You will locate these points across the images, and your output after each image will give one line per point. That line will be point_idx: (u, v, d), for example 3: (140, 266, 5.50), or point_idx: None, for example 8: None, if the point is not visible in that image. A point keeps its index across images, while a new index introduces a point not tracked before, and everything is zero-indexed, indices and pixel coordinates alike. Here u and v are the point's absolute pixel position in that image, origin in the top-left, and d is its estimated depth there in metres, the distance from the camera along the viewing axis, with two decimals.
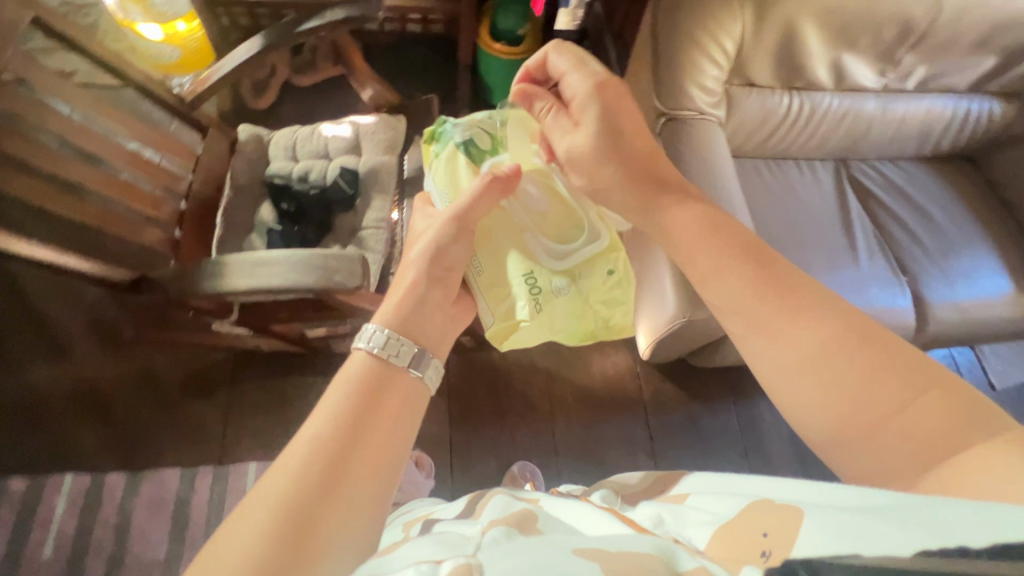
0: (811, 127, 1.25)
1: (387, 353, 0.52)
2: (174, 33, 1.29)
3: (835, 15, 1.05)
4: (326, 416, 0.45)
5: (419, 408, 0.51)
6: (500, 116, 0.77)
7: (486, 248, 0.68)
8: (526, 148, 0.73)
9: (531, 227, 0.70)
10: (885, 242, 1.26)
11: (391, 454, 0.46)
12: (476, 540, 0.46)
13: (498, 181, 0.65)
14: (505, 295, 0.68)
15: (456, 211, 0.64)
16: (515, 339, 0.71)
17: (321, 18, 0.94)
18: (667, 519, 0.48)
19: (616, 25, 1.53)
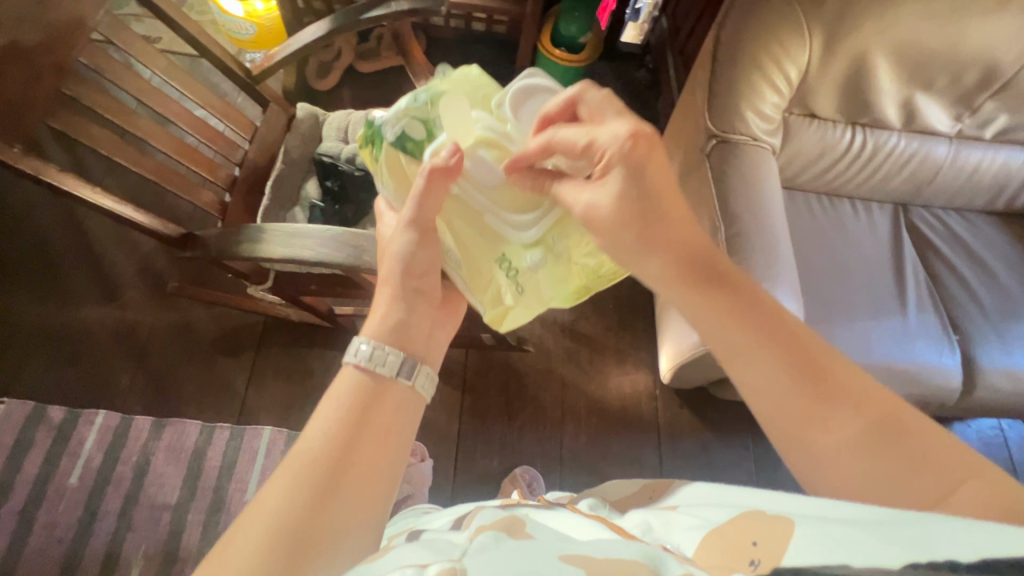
0: (872, 166, 1.20)
1: (373, 363, 0.54)
2: (253, 10, 1.36)
3: (913, 51, 1.00)
4: (322, 431, 0.49)
5: (414, 417, 0.55)
6: (428, 94, 0.64)
7: (455, 243, 0.66)
8: (468, 126, 0.63)
9: (492, 206, 0.64)
10: (939, 295, 1.19)
11: (385, 462, 0.50)
12: (464, 547, 0.45)
13: (441, 169, 0.59)
14: (486, 281, 0.69)
15: (410, 214, 0.62)
16: (513, 318, 0.74)
17: (387, 7, 0.97)
18: (655, 527, 0.52)
19: (680, 42, 1.51)
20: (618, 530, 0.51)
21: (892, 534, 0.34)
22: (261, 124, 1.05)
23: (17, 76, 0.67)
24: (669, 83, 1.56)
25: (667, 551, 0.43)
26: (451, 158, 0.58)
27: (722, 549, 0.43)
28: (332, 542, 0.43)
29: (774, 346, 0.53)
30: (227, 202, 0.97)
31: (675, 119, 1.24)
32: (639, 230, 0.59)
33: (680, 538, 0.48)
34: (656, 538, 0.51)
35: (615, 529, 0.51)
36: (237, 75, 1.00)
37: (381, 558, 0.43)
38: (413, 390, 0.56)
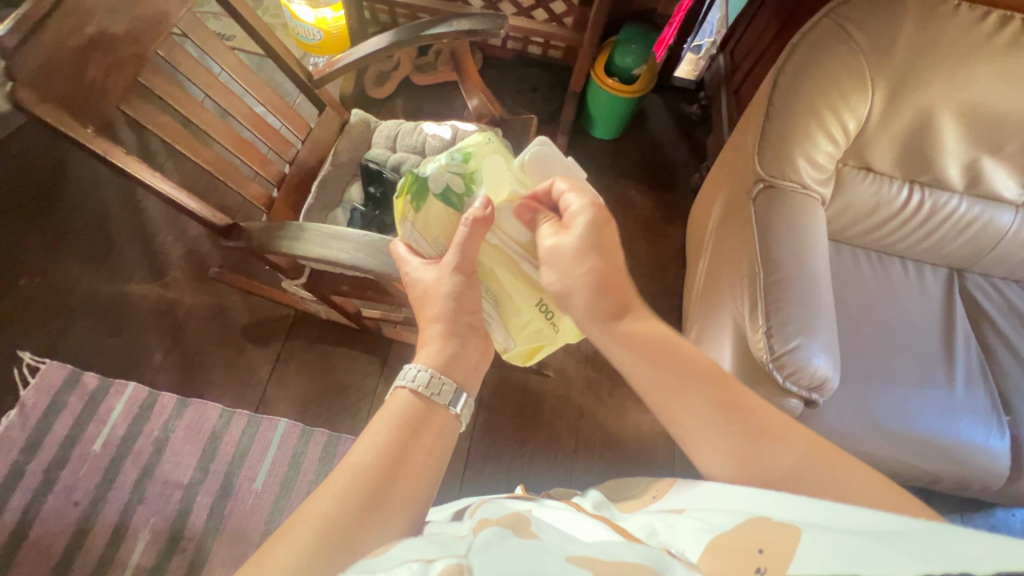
0: (926, 227, 1.14)
1: (429, 391, 0.62)
2: (322, 18, 1.43)
3: (980, 112, 0.97)
4: (369, 446, 0.56)
5: (448, 438, 0.62)
6: (461, 155, 0.76)
7: (490, 284, 0.73)
8: (500, 185, 0.74)
9: (525, 254, 0.73)
10: (992, 370, 1.12)
11: (424, 476, 0.56)
12: (470, 541, 0.46)
13: (481, 219, 0.68)
14: (523, 324, 0.74)
15: (455, 259, 0.69)
16: (541, 355, 0.79)
17: (448, 26, 0.99)
18: (660, 528, 0.52)
19: (736, 82, 1.50)
20: (622, 533, 0.51)
21: (904, 545, 0.37)
22: (315, 126, 1.09)
23: (102, 64, 0.72)
24: (720, 121, 1.54)
25: (672, 556, 0.44)
26: (486, 207, 0.69)
27: (728, 556, 0.44)
28: (375, 533, 0.50)
29: (699, 399, 0.60)
30: (274, 198, 0.99)
31: (723, 159, 1.22)
32: (592, 267, 0.67)
33: (684, 542, 0.48)
34: (659, 541, 0.50)
35: (617, 531, 0.51)
36: (298, 77, 1.03)
37: (395, 547, 0.45)
38: (457, 418, 0.63)
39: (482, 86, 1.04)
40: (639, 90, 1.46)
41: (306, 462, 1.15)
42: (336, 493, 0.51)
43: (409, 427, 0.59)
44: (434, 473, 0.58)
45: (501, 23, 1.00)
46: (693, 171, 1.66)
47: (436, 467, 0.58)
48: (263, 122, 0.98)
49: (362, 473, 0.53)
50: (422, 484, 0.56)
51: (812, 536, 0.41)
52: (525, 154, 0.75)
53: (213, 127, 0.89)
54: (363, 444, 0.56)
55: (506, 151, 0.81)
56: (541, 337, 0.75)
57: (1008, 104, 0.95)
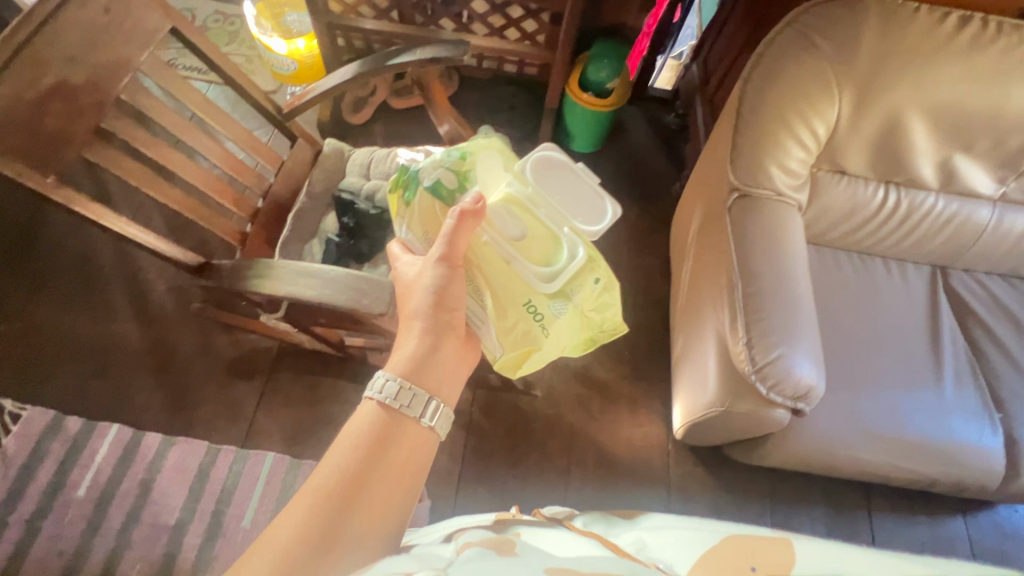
0: (906, 226, 1.14)
1: (398, 402, 0.64)
2: (295, 48, 1.45)
3: (948, 111, 0.97)
4: (334, 469, 0.59)
5: (426, 449, 0.66)
6: (460, 152, 0.81)
7: (477, 279, 0.76)
8: (494, 181, 0.78)
9: (515, 254, 0.72)
10: (980, 367, 1.11)
11: (394, 497, 0.59)
12: (450, 558, 0.48)
13: (469, 212, 0.71)
14: (512, 326, 0.75)
15: (443, 250, 0.73)
16: (532, 364, 0.79)
17: (411, 54, 0.98)
18: (648, 541, 0.57)
19: (710, 90, 1.51)
20: (612, 547, 0.54)
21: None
22: (288, 159, 1.08)
23: (61, 113, 0.72)
24: (696, 129, 1.54)
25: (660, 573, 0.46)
26: (476, 202, 0.72)
27: (716, 560, 0.50)
28: (335, 558, 0.54)
29: None
30: (247, 233, 0.98)
31: (699, 168, 1.22)
32: None
33: (673, 557, 0.53)
34: (650, 555, 0.54)
35: (607, 545, 0.54)
36: (267, 112, 1.03)
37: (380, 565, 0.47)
38: (433, 430, 0.66)
39: (450, 110, 1.03)
40: (614, 104, 1.46)
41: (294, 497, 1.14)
42: (297, 518, 0.55)
43: (375, 446, 0.62)
44: (403, 493, 0.60)
45: (465, 48, 0.99)
46: (675, 180, 1.66)
47: (408, 486, 0.61)
48: (235, 158, 0.98)
49: (326, 494, 0.56)
50: (393, 505, 0.59)
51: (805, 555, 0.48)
52: (527, 160, 0.77)
53: (182, 166, 0.88)
54: (327, 465, 0.59)
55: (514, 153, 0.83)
56: (529, 342, 0.76)
57: (975, 102, 0.96)
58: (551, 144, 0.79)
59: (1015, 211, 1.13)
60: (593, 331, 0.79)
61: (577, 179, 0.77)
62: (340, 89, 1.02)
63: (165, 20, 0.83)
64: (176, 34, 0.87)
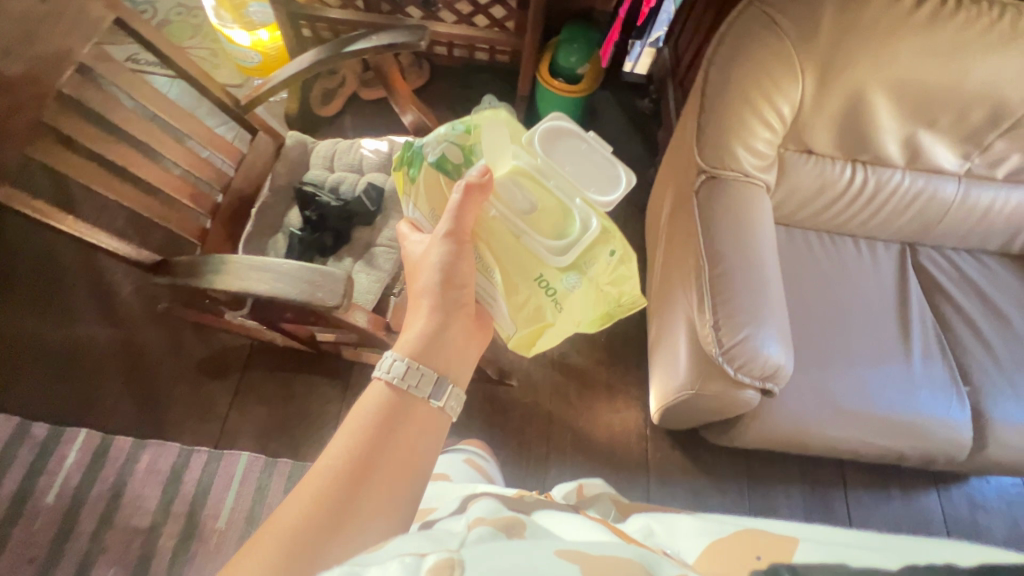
0: (874, 204, 1.15)
1: (406, 383, 0.67)
2: (258, 40, 1.42)
3: (910, 87, 0.97)
4: (343, 452, 0.59)
5: (430, 432, 0.66)
6: (464, 126, 0.82)
7: (485, 255, 0.79)
8: (499, 154, 0.80)
9: (524, 228, 0.75)
10: (948, 342, 1.12)
11: (400, 482, 0.59)
12: (460, 537, 0.48)
13: (473, 185, 0.74)
14: (526, 301, 0.79)
15: (450, 227, 0.76)
16: (547, 336, 0.83)
17: (367, 41, 0.95)
18: (656, 531, 0.58)
19: (681, 73, 1.50)
20: (619, 534, 0.55)
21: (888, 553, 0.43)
22: (248, 152, 1.05)
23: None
24: (668, 113, 1.53)
25: (667, 558, 0.44)
26: (482, 177, 0.75)
27: (728, 557, 0.50)
28: (343, 540, 0.53)
29: None
30: (208, 229, 0.96)
31: (669, 152, 1.21)
32: None
33: (683, 544, 0.55)
34: (658, 542, 0.57)
35: (613, 530, 0.55)
36: (225, 104, 1.00)
37: (388, 542, 0.43)
38: (441, 410, 0.67)
39: (411, 98, 1.00)
40: (585, 90, 1.45)
41: (270, 495, 1.13)
42: (305, 500, 0.55)
43: (384, 425, 0.64)
44: (409, 475, 0.60)
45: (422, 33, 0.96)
46: (649, 166, 1.65)
47: (417, 463, 0.62)
48: (190, 152, 0.95)
49: (335, 477, 0.57)
50: (399, 489, 0.59)
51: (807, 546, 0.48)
52: (535, 132, 0.79)
53: (136, 162, 0.85)
54: (338, 444, 0.60)
55: (519, 124, 0.84)
56: (542, 316, 0.80)
57: (936, 78, 0.96)
58: (558, 114, 0.81)
59: (979, 186, 1.14)
60: (608, 304, 0.80)
61: (586, 145, 0.80)
62: (297, 80, 0.99)
63: (107, 10, 0.80)
64: (121, 25, 0.83)
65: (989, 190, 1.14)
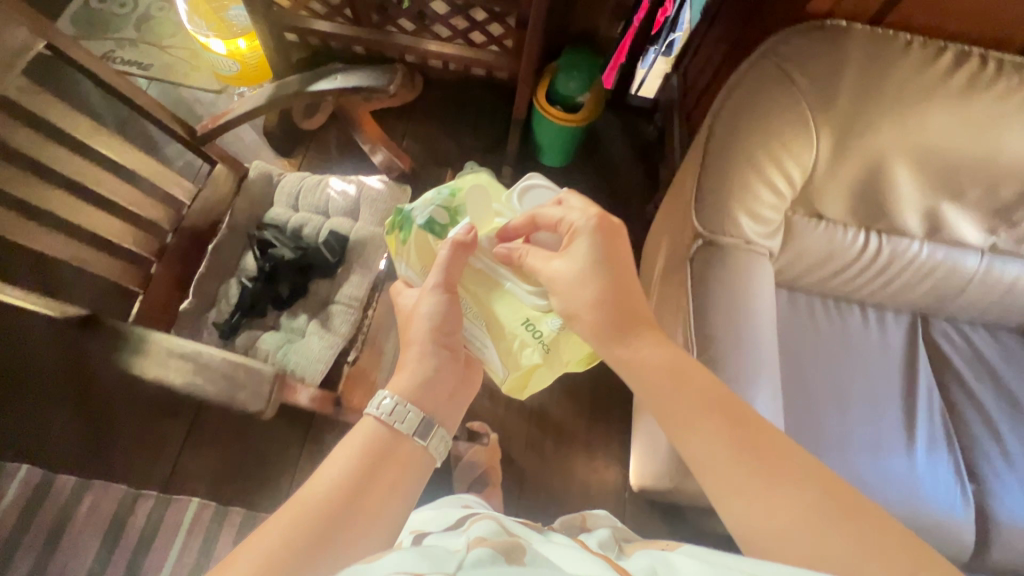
0: (886, 274, 1.05)
1: (393, 419, 0.61)
2: (236, 49, 1.33)
3: (937, 158, 0.87)
4: (325, 484, 0.54)
5: (419, 473, 0.60)
6: (449, 188, 0.77)
7: (472, 305, 0.72)
8: (485, 215, 0.75)
9: (510, 276, 0.71)
10: (955, 430, 1.03)
11: (384, 516, 0.54)
12: (460, 557, 0.41)
13: (460, 243, 0.68)
14: (512, 347, 0.71)
15: (437, 278, 0.68)
16: (534, 384, 0.74)
17: (330, 80, 0.84)
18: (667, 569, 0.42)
19: (688, 106, 1.39)
20: (620, 571, 0.43)
21: None
22: (206, 185, 0.96)
23: None
24: (672, 148, 1.43)
25: None
26: (467, 234, 0.69)
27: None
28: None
29: None
30: (152, 274, 0.87)
31: (668, 202, 1.11)
32: None
33: None
34: None
35: (614, 568, 0.44)
36: (180, 135, 0.91)
37: (384, 556, 0.41)
38: (425, 451, 0.62)
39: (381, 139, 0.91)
40: (584, 119, 1.35)
41: (218, 549, 1.07)
42: (280, 530, 0.49)
43: (367, 461, 0.58)
44: (393, 511, 0.55)
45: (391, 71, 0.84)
46: (648, 202, 1.56)
47: (401, 502, 0.56)
48: (136, 190, 0.86)
49: (316, 507, 0.52)
50: (378, 523, 0.53)
51: None
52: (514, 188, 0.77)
53: (70, 207, 0.76)
54: (320, 477, 0.55)
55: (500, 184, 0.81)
56: (530, 363, 0.71)
57: (967, 150, 0.86)
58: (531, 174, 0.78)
59: (1002, 261, 1.04)
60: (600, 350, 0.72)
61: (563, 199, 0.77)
62: (255, 115, 0.90)
63: (37, 37, 0.70)
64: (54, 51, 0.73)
65: (1014, 267, 1.04)
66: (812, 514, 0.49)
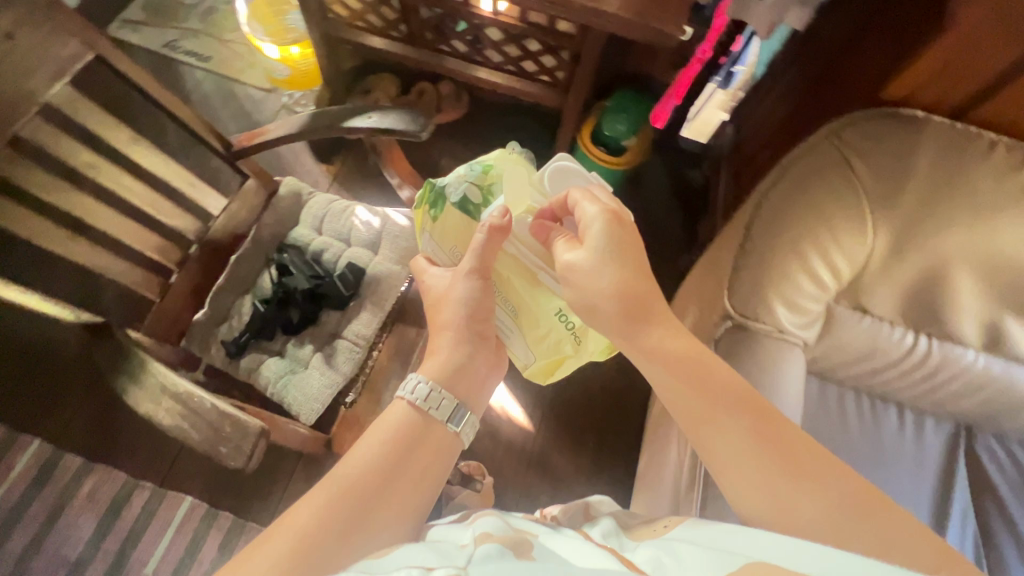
0: (931, 381, 0.96)
1: (428, 405, 0.59)
2: (288, 55, 1.36)
3: (1008, 272, 0.79)
4: (360, 462, 0.54)
5: (447, 458, 0.59)
6: (479, 163, 0.70)
7: (507, 293, 0.69)
8: (519, 195, 0.68)
9: (544, 265, 0.66)
10: (986, 563, 0.94)
11: (414, 500, 0.54)
12: (468, 552, 0.44)
13: (498, 228, 0.63)
14: (545, 337, 0.70)
15: (471, 264, 0.65)
16: (563, 368, 0.74)
17: (365, 118, 0.84)
18: (664, 561, 0.44)
19: (740, 161, 1.33)
20: (627, 564, 0.45)
21: None
22: (236, 198, 0.96)
23: None
24: (716, 200, 1.42)
25: None
26: (503, 217, 0.64)
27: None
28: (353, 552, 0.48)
29: None
30: (171, 284, 0.88)
31: (702, 267, 1.05)
32: None
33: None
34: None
35: (621, 559, 0.46)
36: (213, 147, 0.89)
37: (396, 552, 0.44)
38: (457, 437, 0.61)
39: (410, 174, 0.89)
40: (626, 164, 1.31)
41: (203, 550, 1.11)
42: (314, 508, 0.50)
43: (400, 445, 0.57)
44: (423, 495, 0.55)
45: (426, 119, 0.84)
46: (685, 252, 1.49)
47: (430, 489, 0.56)
48: (168, 198, 0.87)
49: (350, 487, 0.52)
50: (410, 506, 0.54)
51: None
52: (547, 170, 0.68)
53: (97, 213, 0.77)
54: (355, 458, 0.55)
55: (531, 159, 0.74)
56: (561, 351, 0.71)
57: None
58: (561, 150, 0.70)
59: None
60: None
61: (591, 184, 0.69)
62: (286, 142, 0.89)
63: (86, 48, 0.70)
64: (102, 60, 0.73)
65: None
66: (820, 518, 0.49)
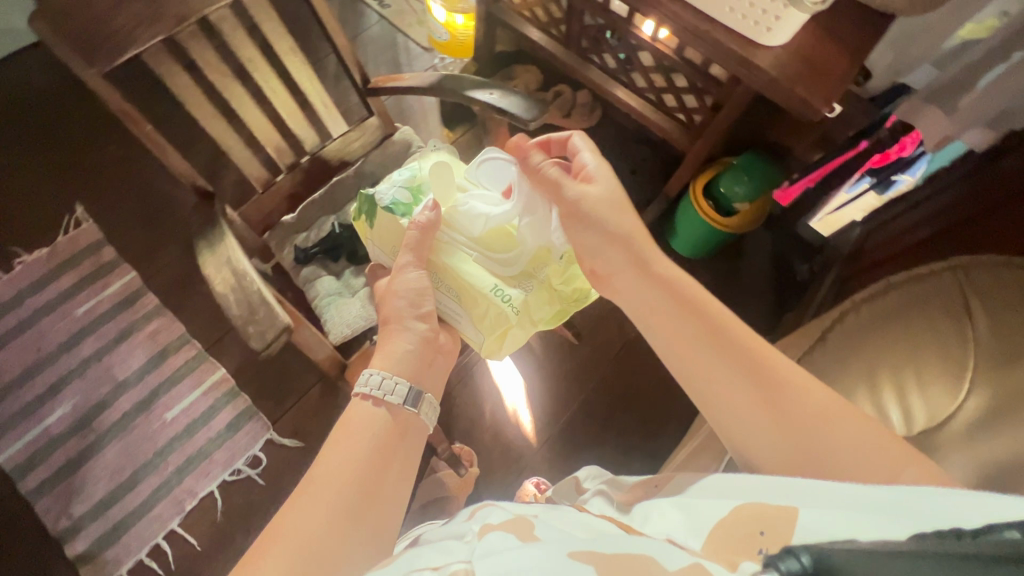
0: None
1: (382, 392, 0.63)
2: (452, 22, 1.45)
3: None
4: (349, 463, 0.56)
5: (413, 440, 0.64)
6: (410, 171, 0.82)
7: (448, 279, 0.75)
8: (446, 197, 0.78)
9: (477, 246, 0.76)
10: None
11: (401, 481, 0.58)
12: (473, 547, 0.42)
13: (426, 220, 0.73)
14: (484, 313, 0.74)
15: (407, 258, 0.73)
16: (508, 346, 0.77)
17: (487, 96, 0.89)
18: (653, 517, 0.47)
19: (853, 269, 1.21)
20: (611, 519, 0.47)
21: (900, 521, 0.34)
22: (356, 130, 1.06)
23: (134, 14, 0.71)
24: (811, 302, 1.31)
25: (673, 546, 0.40)
26: (431, 212, 0.73)
27: (725, 542, 0.40)
28: (353, 541, 0.51)
29: None
30: (276, 180, 0.99)
31: None
32: None
33: (680, 529, 0.44)
34: (652, 529, 0.45)
35: (619, 525, 0.45)
36: (354, 79, 0.98)
37: (398, 559, 0.44)
38: (416, 416, 0.65)
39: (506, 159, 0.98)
40: (732, 226, 1.26)
41: (215, 418, 1.25)
42: (311, 506, 0.51)
43: (382, 445, 0.59)
44: (405, 478, 0.59)
45: (539, 114, 0.88)
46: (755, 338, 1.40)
47: (409, 473, 0.60)
48: (301, 111, 0.96)
49: (344, 485, 0.54)
50: (398, 491, 0.57)
51: (813, 517, 0.38)
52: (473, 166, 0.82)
53: (240, 102, 0.87)
54: (335, 458, 0.56)
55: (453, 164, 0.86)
56: (503, 323, 0.74)
57: None
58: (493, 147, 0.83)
59: None
60: (565, 307, 0.81)
61: None
62: (412, 93, 0.96)
63: None
64: None
65: None
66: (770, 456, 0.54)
